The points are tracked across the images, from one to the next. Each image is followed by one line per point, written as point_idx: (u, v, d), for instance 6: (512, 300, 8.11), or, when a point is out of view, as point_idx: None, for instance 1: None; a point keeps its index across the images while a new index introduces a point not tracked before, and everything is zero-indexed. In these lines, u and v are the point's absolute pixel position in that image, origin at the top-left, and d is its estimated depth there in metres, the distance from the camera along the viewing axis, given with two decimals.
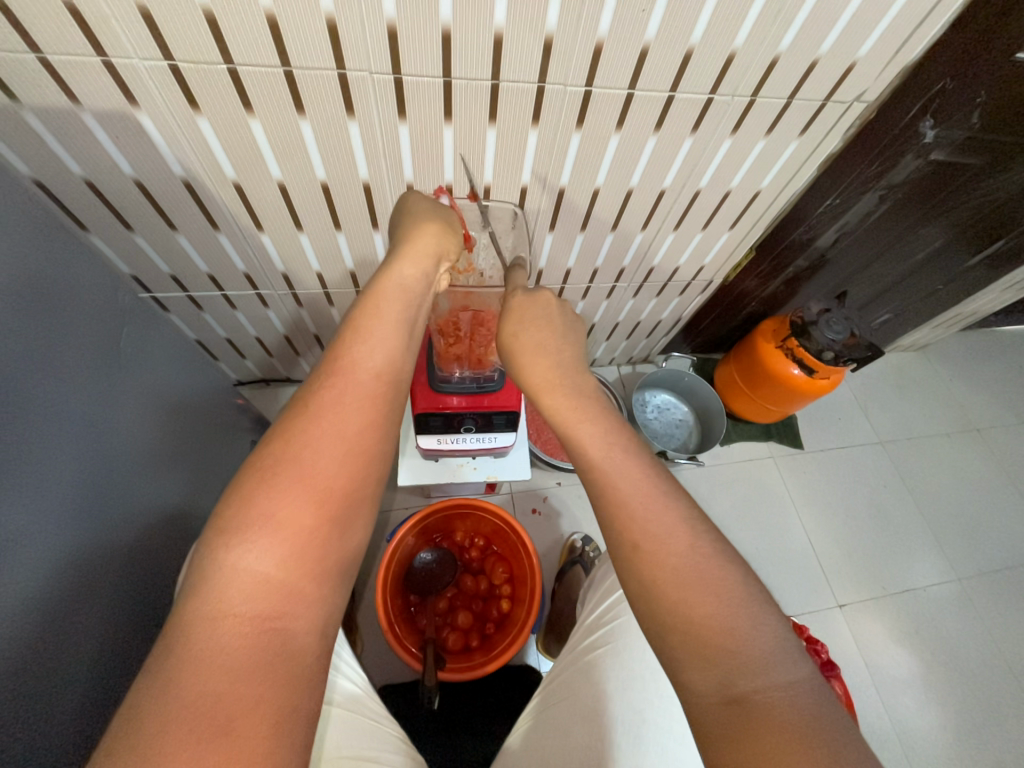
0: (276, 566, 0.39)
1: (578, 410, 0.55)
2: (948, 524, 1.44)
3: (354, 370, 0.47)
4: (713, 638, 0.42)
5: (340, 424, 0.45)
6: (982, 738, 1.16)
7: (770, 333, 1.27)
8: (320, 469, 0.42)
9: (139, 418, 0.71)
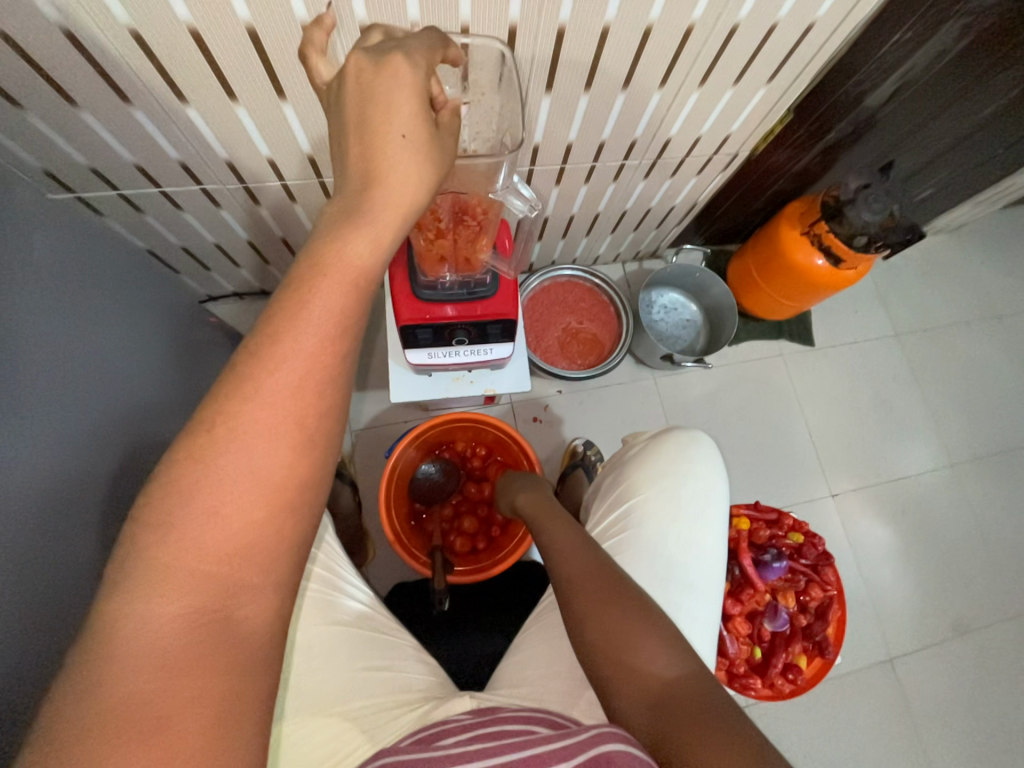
0: (223, 547, 0.34)
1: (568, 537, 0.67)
2: (951, 414, 1.43)
3: (323, 298, 0.37)
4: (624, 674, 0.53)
5: (316, 315, 0.37)
6: (948, 600, 1.28)
7: (796, 217, 1.13)
8: (269, 444, 0.35)
9: (88, 344, 0.64)
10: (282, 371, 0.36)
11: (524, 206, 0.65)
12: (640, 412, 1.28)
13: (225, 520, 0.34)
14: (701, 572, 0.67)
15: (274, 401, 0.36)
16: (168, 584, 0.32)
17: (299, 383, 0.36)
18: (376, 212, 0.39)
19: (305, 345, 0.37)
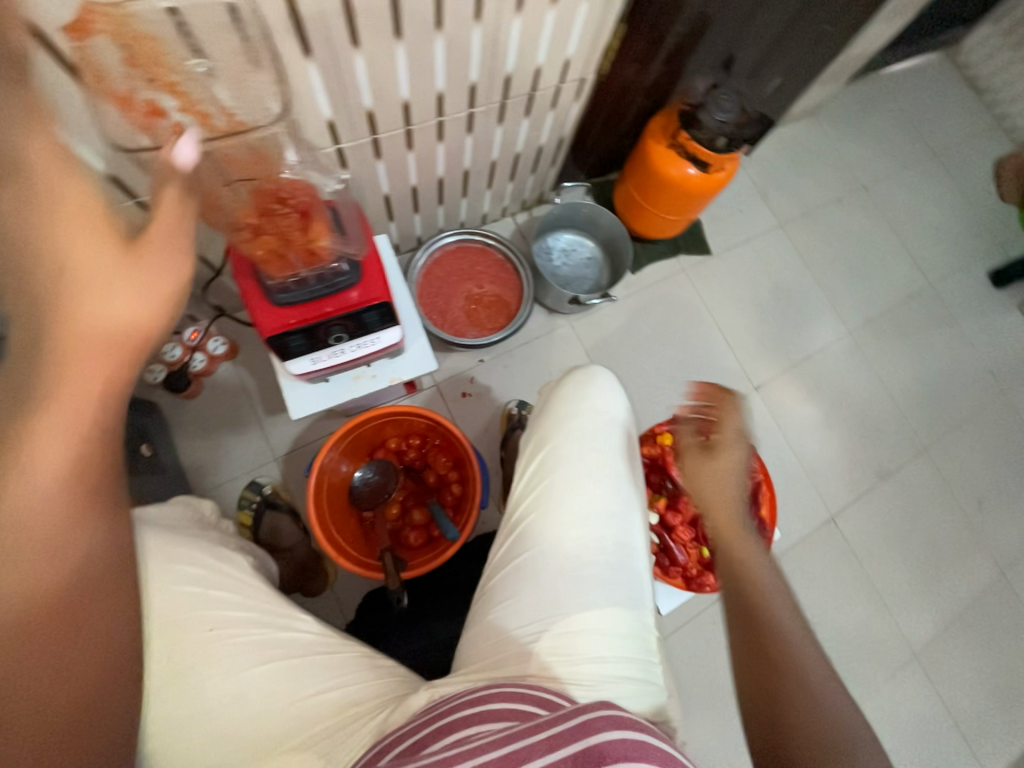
0: (28, 624, 0.38)
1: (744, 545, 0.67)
2: (841, 286, 1.54)
3: (91, 369, 0.40)
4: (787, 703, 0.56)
5: (82, 395, 0.40)
6: (870, 453, 1.41)
7: (660, 131, 1.13)
8: (44, 523, 0.39)
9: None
10: (52, 455, 0.38)
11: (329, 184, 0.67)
12: (564, 360, 1.29)
13: (24, 606, 0.38)
14: (623, 493, 0.70)
15: (50, 482, 0.39)
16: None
17: (39, 484, 0.38)
18: (136, 278, 0.44)
19: (78, 424, 0.40)
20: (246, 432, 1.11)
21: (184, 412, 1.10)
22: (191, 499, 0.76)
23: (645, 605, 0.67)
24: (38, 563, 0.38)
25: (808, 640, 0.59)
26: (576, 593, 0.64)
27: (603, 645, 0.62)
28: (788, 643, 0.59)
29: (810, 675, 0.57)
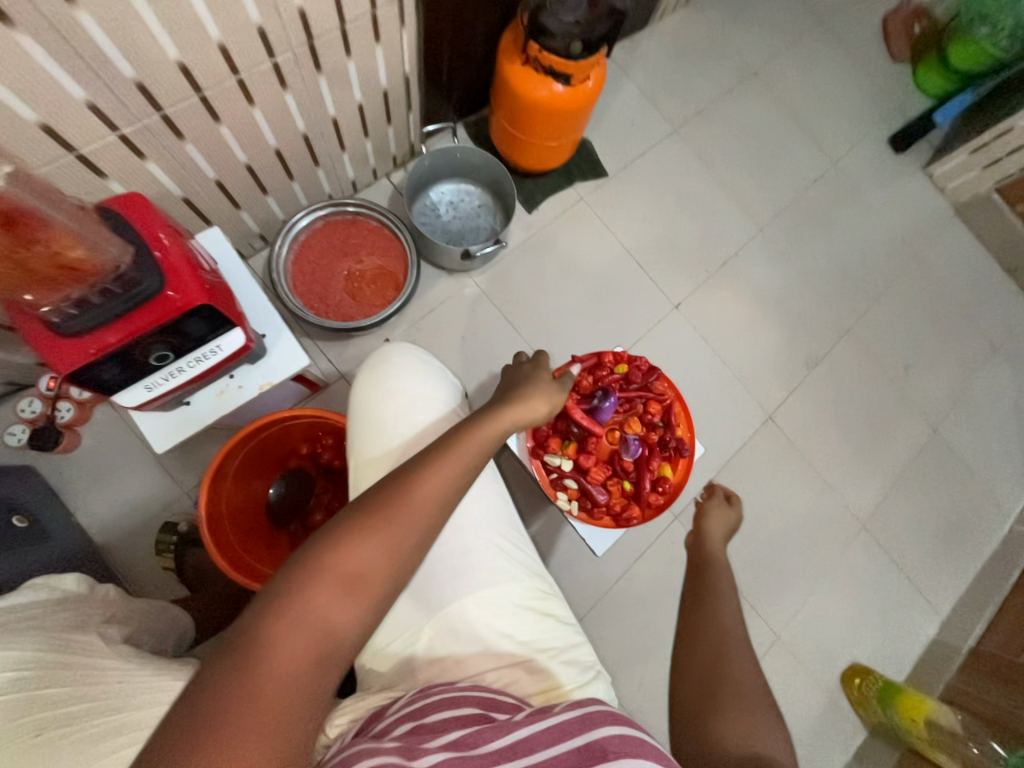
0: (289, 666, 0.41)
1: (710, 564, 0.81)
2: (747, 182, 1.50)
3: (389, 518, 0.49)
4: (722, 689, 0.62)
5: (366, 543, 0.48)
6: (798, 345, 1.42)
7: (511, 50, 1.03)
8: (327, 614, 0.44)
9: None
10: (358, 549, 0.47)
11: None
12: (474, 320, 1.23)
13: (284, 646, 0.41)
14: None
15: (328, 590, 0.45)
16: (231, 696, 0.38)
17: (389, 561, 0.48)
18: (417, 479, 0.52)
19: (360, 549, 0.47)
20: (146, 470, 1.03)
21: (71, 464, 1.01)
22: (48, 578, 0.68)
23: (523, 575, 0.70)
24: (320, 621, 0.43)
25: (746, 642, 0.68)
26: (449, 589, 0.66)
27: (488, 628, 0.66)
28: (728, 635, 0.68)
29: (744, 660, 0.65)
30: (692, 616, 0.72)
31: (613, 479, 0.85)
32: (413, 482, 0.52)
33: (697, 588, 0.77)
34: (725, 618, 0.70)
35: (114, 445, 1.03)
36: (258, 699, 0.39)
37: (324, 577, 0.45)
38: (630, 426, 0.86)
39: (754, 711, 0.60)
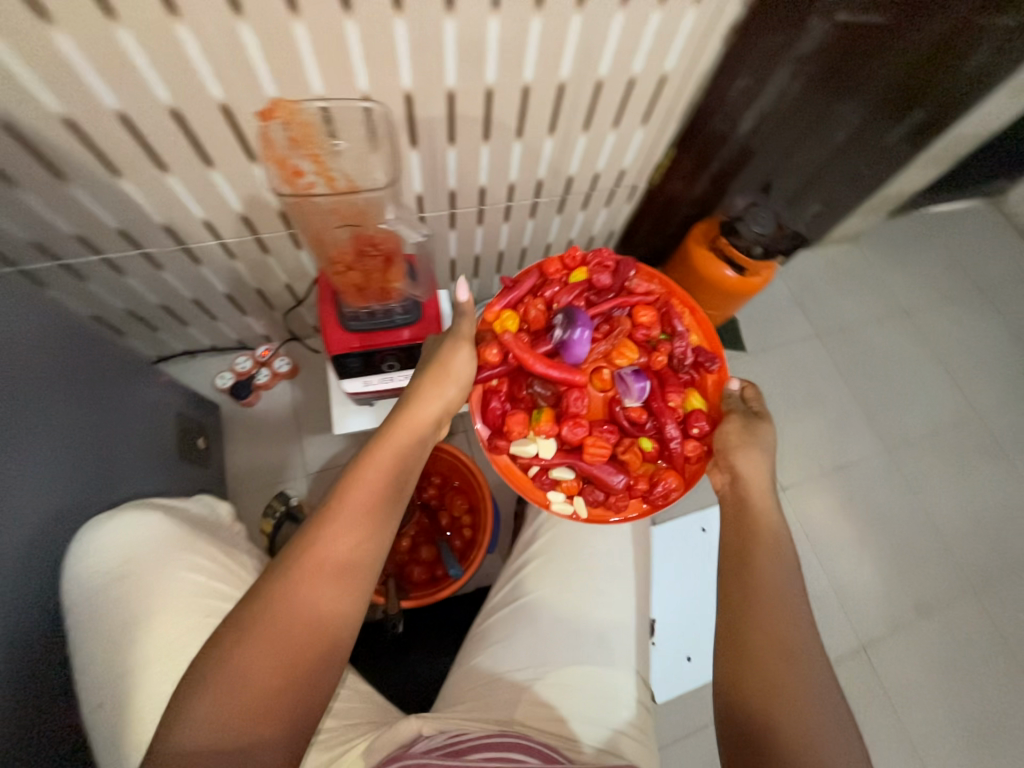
0: (259, 673, 0.47)
1: (771, 546, 0.64)
2: (879, 401, 1.54)
3: (342, 516, 0.56)
4: (794, 728, 0.52)
5: (330, 539, 0.54)
6: (905, 581, 1.32)
7: (701, 236, 1.26)
8: (296, 617, 0.50)
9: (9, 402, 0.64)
10: (314, 552, 0.53)
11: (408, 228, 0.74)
12: None
13: (259, 654, 0.47)
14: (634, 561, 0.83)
15: (308, 579, 0.52)
16: (224, 696, 0.45)
17: (346, 554, 0.54)
18: (366, 480, 0.59)
19: (319, 552, 0.53)
20: (286, 447, 1.21)
21: (240, 420, 1.22)
22: (209, 499, 0.86)
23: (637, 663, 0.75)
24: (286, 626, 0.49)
25: (821, 655, 0.57)
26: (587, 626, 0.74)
27: (598, 689, 0.70)
28: (791, 644, 0.56)
29: (817, 681, 0.55)
30: (745, 597, 0.60)
31: (629, 445, 0.84)
32: (359, 479, 0.59)
33: (745, 557, 0.63)
34: (794, 628, 0.58)
35: (275, 417, 1.23)
36: (246, 698, 0.46)
37: (283, 584, 0.51)
38: (619, 355, 0.88)
39: (821, 754, 0.50)
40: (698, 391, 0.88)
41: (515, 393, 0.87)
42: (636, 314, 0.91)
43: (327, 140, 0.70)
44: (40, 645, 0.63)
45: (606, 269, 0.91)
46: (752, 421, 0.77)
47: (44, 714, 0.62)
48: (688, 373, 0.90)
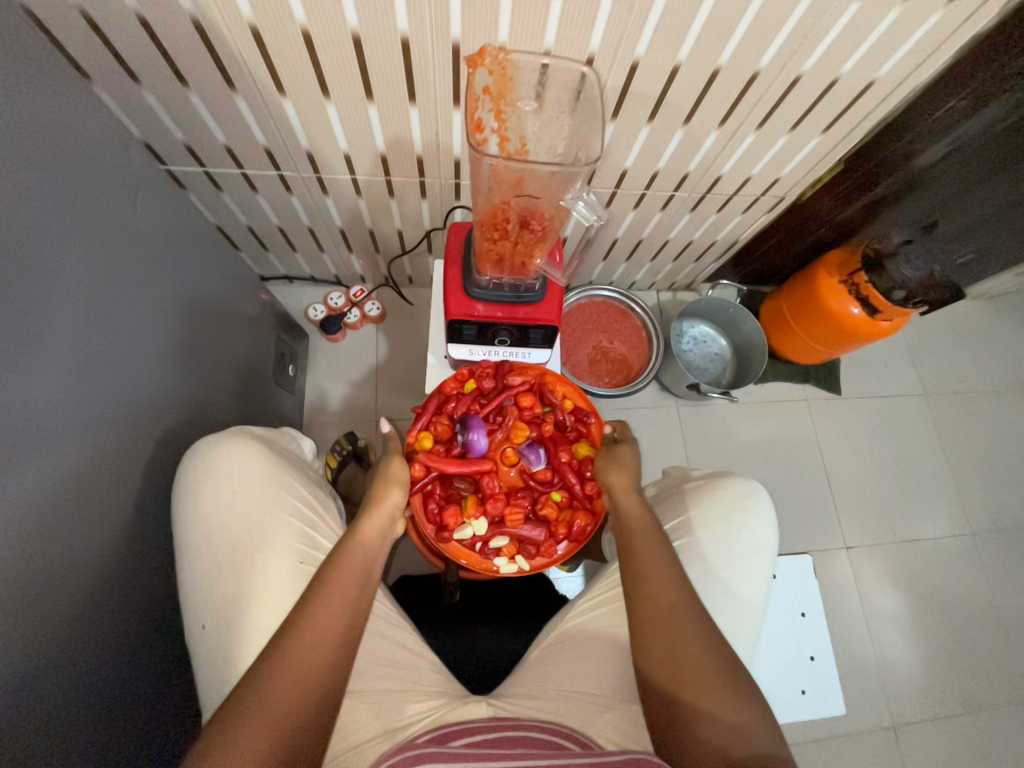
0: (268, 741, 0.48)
1: (649, 542, 0.65)
2: (975, 479, 1.41)
3: (326, 584, 0.58)
4: (690, 692, 0.56)
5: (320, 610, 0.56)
6: (955, 671, 1.24)
7: (836, 265, 1.15)
8: (300, 682, 0.51)
9: (142, 305, 0.67)
10: (305, 622, 0.55)
11: (589, 216, 0.60)
12: (658, 437, 1.33)
13: (267, 718, 0.48)
14: (739, 620, 0.79)
15: (306, 646, 0.53)
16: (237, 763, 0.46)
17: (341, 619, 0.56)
18: (350, 546, 0.62)
19: (312, 618, 0.55)
20: (362, 389, 1.23)
21: (324, 353, 1.25)
22: (296, 432, 0.89)
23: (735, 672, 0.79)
24: (288, 693, 0.50)
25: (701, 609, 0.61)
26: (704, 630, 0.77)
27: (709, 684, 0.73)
28: (683, 627, 0.59)
29: (697, 630, 0.59)
30: (640, 605, 0.62)
31: (545, 502, 0.79)
32: (339, 552, 0.62)
33: (628, 560, 0.65)
34: (670, 590, 0.61)
35: (357, 357, 1.25)
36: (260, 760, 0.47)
37: (280, 657, 0.52)
38: (518, 434, 0.80)
39: (725, 695, 0.56)
40: (588, 442, 0.81)
41: (450, 484, 0.79)
42: (521, 400, 0.81)
43: (520, 96, 0.61)
44: (144, 533, 0.68)
45: (490, 372, 0.81)
46: (615, 451, 0.74)
47: (141, 595, 0.67)
48: (575, 428, 0.82)
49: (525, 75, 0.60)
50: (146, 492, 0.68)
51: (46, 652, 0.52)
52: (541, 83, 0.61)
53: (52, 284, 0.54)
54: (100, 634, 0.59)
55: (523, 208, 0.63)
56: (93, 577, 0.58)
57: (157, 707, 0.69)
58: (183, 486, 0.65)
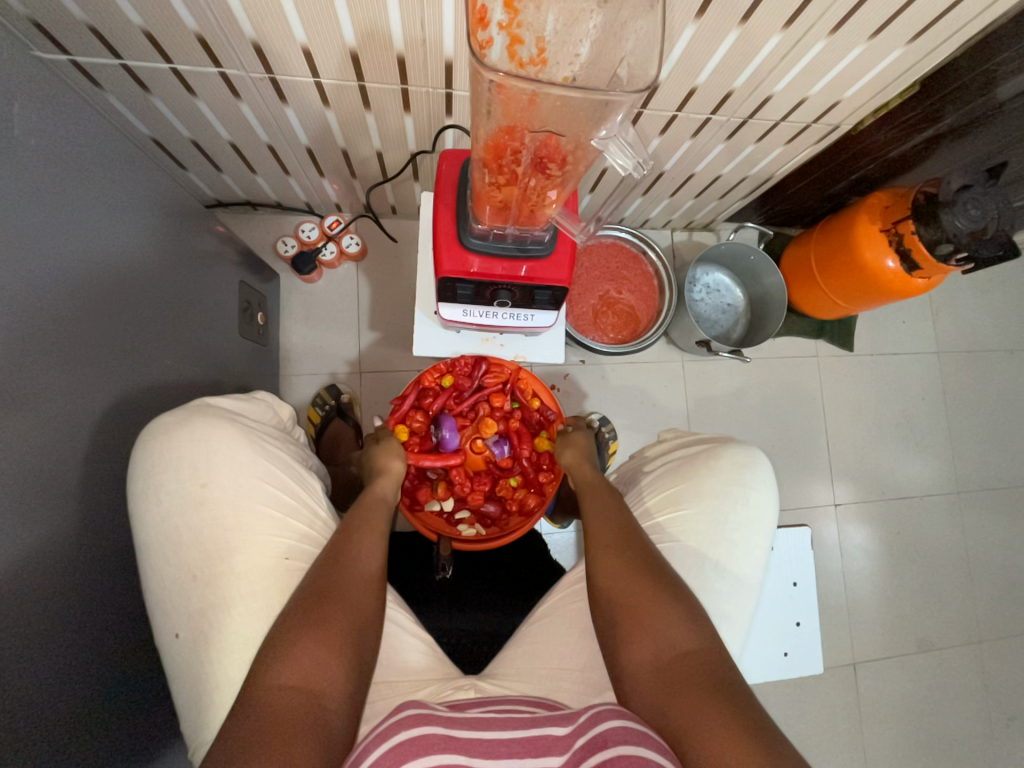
0: (308, 663, 0.50)
1: (599, 493, 0.73)
2: (970, 440, 1.40)
3: (341, 534, 0.62)
4: (642, 609, 0.59)
5: (337, 550, 0.60)
6: (917, 616, 1.32)
7: (878, 211, 1.03)
8: (328, 604, 0.54)
9: (54, 250, 0.53)
10: (323, 563, 0.59)
11: (630, 165, 0.48)
12: (660, 394, 1.26)
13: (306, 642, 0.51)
14: (741, 604, 0.72)
15: (327, 581, 0.57)
16: (285, 674, 0.49)
17: (356, 560, 0.60)
18: (356, 511, 0.67)
19: (328, 558, 0.59)
20: (343, 339, 1.12)
21: (299, 296, 1.11)
22: (273, 398, 0.81)
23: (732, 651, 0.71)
24: (319, 612, 0.53)
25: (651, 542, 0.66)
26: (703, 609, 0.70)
27: None
28: (635, 554, 0.64)
29: (646, 555, 0.64)
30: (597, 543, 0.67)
31: (504, 487, 0.85)
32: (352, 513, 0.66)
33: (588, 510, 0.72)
34: (617, 524, 0.68)
35: (336, 301, 1.12)
36: (297, 670, 0.49)
37: (306, 591, 0.56)
38: (487, 428, 0.84)
39: (667, 606, 0.59)
40: (549, 437, 0.87)
41: (422, 470, 0.84)
42: (493, 399, 0.84)
43: None
44: (103, 517, 0.61)
45: (468, 371, 0.83)
46: (572, 433, 0.83)
47: (106, 582, 0.61)
48: (539, 422, 0.87)
49: None
50: (98, 474, 0.61)
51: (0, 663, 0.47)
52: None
53: None
54: (63, 630, 0.54)
55: (535, 143, 0.49)
56: (46, 575, 0.52)
57: (146, 683, 0.67)
58: (142, 490, 0.60)
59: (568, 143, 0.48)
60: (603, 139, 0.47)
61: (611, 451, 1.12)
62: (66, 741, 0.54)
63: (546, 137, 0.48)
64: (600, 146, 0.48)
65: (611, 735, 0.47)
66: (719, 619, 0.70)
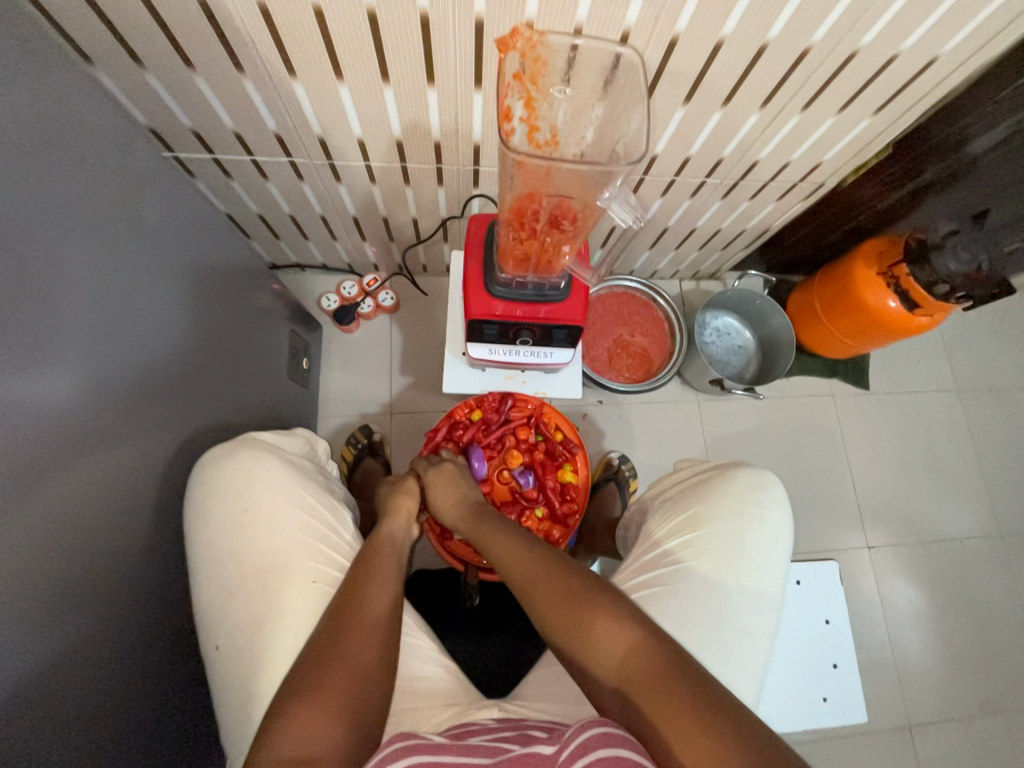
0: (310, 728, 0.50)
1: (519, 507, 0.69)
2: (1005, 480, 1.36)
3: (350, 588, 0.63)
4: (577, 629, 0.56)
5: (346, 607, 0.60)
6: (974, 673, 1.22)
7: (874, 256, 1.09)
8: (334, 669, 0.55)
9: (152, 301, 0.64)
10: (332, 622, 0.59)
11: (630, 218, 0.58)
12: (677, 433, 1.29)
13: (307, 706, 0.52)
14: (768, 629, 0.72)
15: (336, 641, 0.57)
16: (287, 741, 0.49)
17: (367, 615, 0.61)
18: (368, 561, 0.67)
19: (337, 615, 0.60)
20: (376, 382, 1.21)
21: (338, 344, 1.22)
22: (310, 433, 0.89)
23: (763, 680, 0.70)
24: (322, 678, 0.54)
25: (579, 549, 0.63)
26: (732, 635, 0.70)
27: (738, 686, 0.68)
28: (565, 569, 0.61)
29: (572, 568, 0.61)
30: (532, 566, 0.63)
31: (529, 517, 0.88)
32: (362, 562, 0.66)
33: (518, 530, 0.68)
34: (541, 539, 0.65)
35: (370, 349, 1.22)
36: (300, 736, 0.50)
37: (313, 655, 0.56)
38: (513, 459, 0.89)
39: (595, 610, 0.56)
40: (574, 469, 0.90)
41: None
42: (518, 431, 0.89)
43: (553, 84, 0.57)
44: (165, 535, 0.67)
45: (495, 406, 0.89)
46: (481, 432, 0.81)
47: (162, 598, 0.66)
48: (563, 455, 0.91)
49: (555, 61, 0.55)
50: (165, 496, 0.68)
51: (72, 663, 0.52)
52: (572, 67, 0.56)
53: (53, 285, 0.51)
54: (122, 638, 0.59)
55: (551, 206, 0.59)
56: (117, 584, 0.58)
57: (184, 705, 0.70)
58: (196, 511, 0.67)
59: (580, 203, 0.58)
60: (608, 200, 0.56)
61: (632, 489, 1.14)
62: (115, 752, 0.57)
63: (558, 200, 0.58)
64: (606, 205, 0.57)
65: (592, 741, 0.45)
66: (747, 642, 0.70)
